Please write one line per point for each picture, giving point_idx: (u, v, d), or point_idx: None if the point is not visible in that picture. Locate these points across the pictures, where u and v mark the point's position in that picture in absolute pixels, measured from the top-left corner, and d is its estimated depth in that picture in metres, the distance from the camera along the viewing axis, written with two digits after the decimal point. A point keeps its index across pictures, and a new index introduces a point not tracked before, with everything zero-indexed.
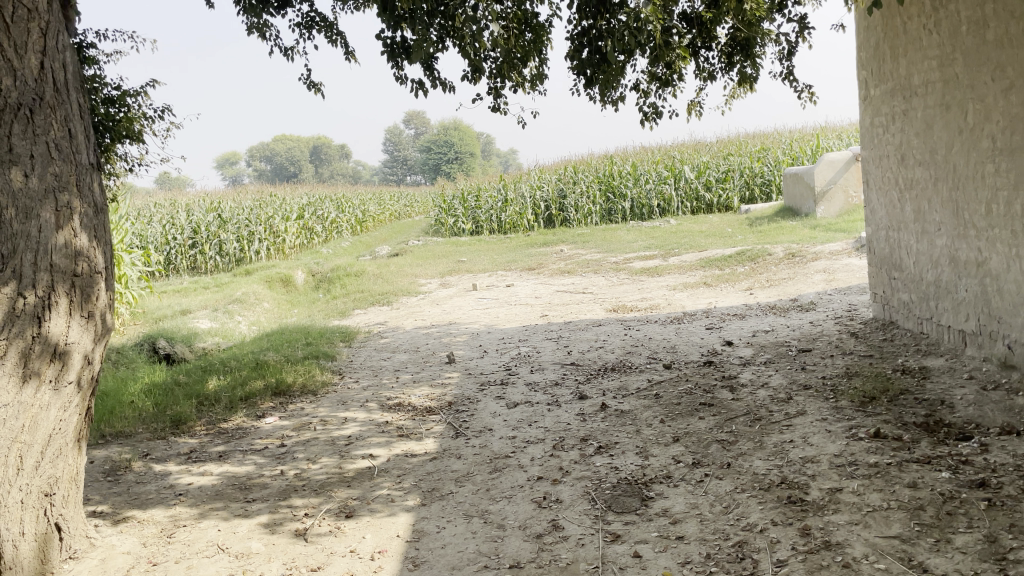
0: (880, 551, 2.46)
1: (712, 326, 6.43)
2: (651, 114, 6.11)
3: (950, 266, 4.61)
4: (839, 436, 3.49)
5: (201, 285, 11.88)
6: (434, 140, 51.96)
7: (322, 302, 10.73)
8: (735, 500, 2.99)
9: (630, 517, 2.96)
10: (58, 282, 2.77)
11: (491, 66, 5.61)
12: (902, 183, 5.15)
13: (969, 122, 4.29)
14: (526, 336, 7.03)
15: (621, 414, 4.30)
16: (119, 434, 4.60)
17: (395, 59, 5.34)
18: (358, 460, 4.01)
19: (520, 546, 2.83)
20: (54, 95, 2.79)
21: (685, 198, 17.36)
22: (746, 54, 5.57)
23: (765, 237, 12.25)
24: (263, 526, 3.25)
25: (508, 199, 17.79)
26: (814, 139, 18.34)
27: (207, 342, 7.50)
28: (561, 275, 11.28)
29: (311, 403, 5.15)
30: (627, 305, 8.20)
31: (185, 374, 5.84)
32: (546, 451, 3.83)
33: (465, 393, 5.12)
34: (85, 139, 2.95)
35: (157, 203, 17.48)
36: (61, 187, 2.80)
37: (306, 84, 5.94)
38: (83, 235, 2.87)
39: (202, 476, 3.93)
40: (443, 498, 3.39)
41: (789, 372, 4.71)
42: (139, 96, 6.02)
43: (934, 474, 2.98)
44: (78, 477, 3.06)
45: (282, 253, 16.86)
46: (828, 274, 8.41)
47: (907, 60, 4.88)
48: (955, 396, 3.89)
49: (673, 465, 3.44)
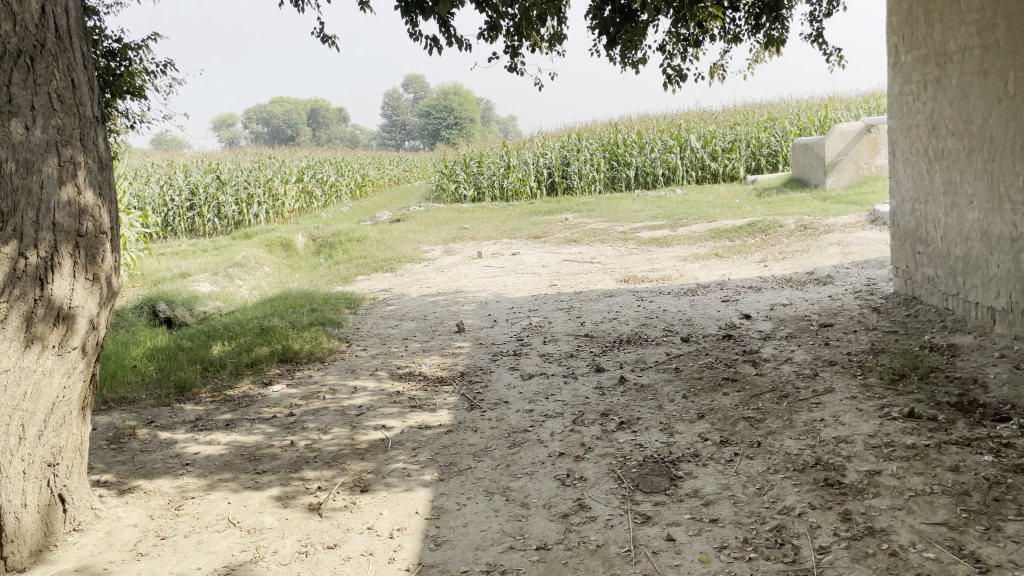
0: (928, 539, 2.35)
1: (728, 298, 6.29)
2: (675, 78, 5.92)
3: (981, 240, 4.45)
4: (871, 415, 3.37)
5: (199, 247, 11.71)
6: (433, 105, 51.19)
7: (323, 268, 10.54)
8: (768, 481, 2.87)
9: (659, 498, 2.85)
10: (61, 242, 2.60)
11: (509, 24, 5.38)
12: (931, 154, 4.98)
13: (1009, 90, 4.09)
14: (536, 305, 6.89)
15: (641, 388, 4.18)
16: (123, 400, 4.48)
17: (410, 14, 5.11)
18: (371, 431, 3.88)
19: (546, 526, 2.71)
20: (57, 43, 2.58)
21: (690, 167, 17.14)
22: (773, 16, 5.36)
23: (774, 208, 12.07)
24: (275, 500, 3.13)
25: (510, 164, 17.52)
26: (823, 109, 18.01)
27: (209, 305, 7.37)
28: (567, 244, 11.13)
29: (319, 371, 5.03)
30: (637, 275, 8.05)
31: (188, 339, 5.70)
32: (566, 426, 3.71)
33: (477, 364, 4.99)
34: (89, 91, 2.74)
35: (154, 164, 17.22)
36: (64, 141, 2.61)
37: (320, 38, 5.72)
38: (88, 192, 2.69)
39: (209, 445, 3.81)
40: (462, 473, 3.27)
41: (812, 348, 4.57)
42: (140, 50, 5.78)
43: (975, 457, 2.86)
44: (83, 447, 2.93)
45: (282, 216, 16.65)
46: (843, 247, 8.24)
47: (942, 25, 4.68)
48: (988, 374, 3.76)
49: (700, 443, 3.32)
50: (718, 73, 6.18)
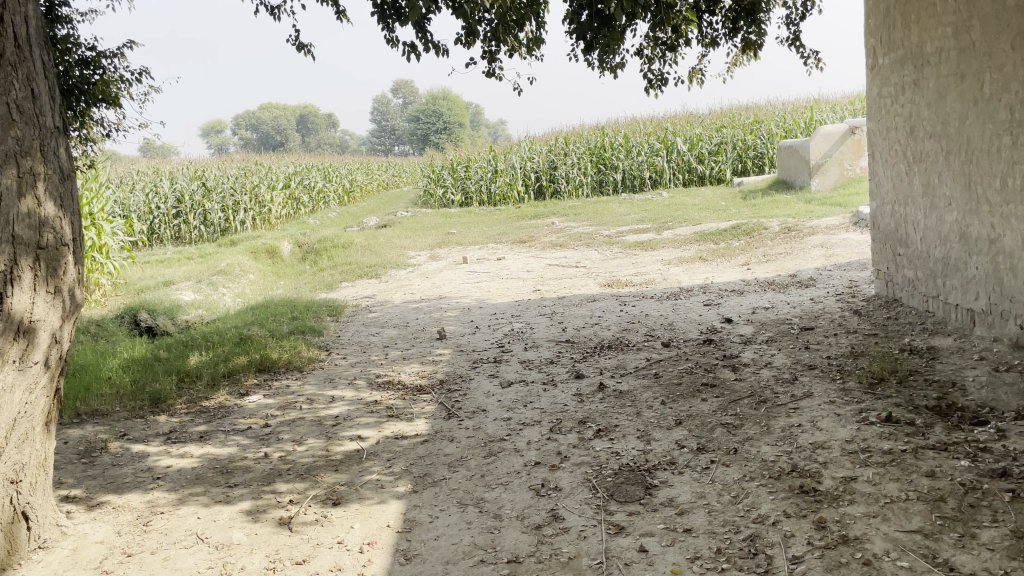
0: (902, 547, 2.32)
1: (710, 302, 6.27)
2: (655, 82, 5.92)
3: (960, 242, 4.44)
4: (848, 420, 3.34)
5: (184, 254, 11.60)
6: (422, 110, 51.24)
7: (308, 274, 10.47)
8: (744, 489, 2.84)
9: (634, 508, 2.80)
10: (21, 255, 2.54)
11: (487, 29, 5.35)
12: (909, 156, 4.97)
13: (985, 92, 4.09)
14: (519, 311, 6.85)
15: (620, 394, 4.14)
16: (96, 412, 4.40)
17: (386, 21, 5.07)
18: (346, 441, 3.82)
19: (519, 539, 2.67)
20: (16, 52, 2.52)
21: (677, 170, 17.16)
22: (751, 19, 5.38)
23: (760, 211, 12.09)
24: (245, 514, 3.07)
25: (498, 169, 17.51)
26: (808, 111, 18.08)
27: (191, 314, 7.27)
28: (553, 248, 11.12)
29: (297, 381, 4.96)
30: (621, 279, 8.02)
31: (165, 349, 5.61)
32: (543, 434, 3.67)
33: (457, 371, 4.95)
34: (49, 100, 2.68)
35: (139, 171, 17.06)
36: (23, 152, 2.55)
37: (294, 46, 5.67)
38: (49, 203, 2.63)
39: (182, 458, 3.74)
40: (436, 484, 3.22)
41: (792, 351, 4.56)
42: (116, 58, 5.70)
43: (951, 462, 2.84)
44: (47, 463, 2.85)
45: (268, 223, 16.55)
46: (826, 249, 8.26)
47: (919, 27, 4.68)
48: (967, 378, 3.74)
49: (676, 450, 3.29)
50: (698, 77, 6.18)
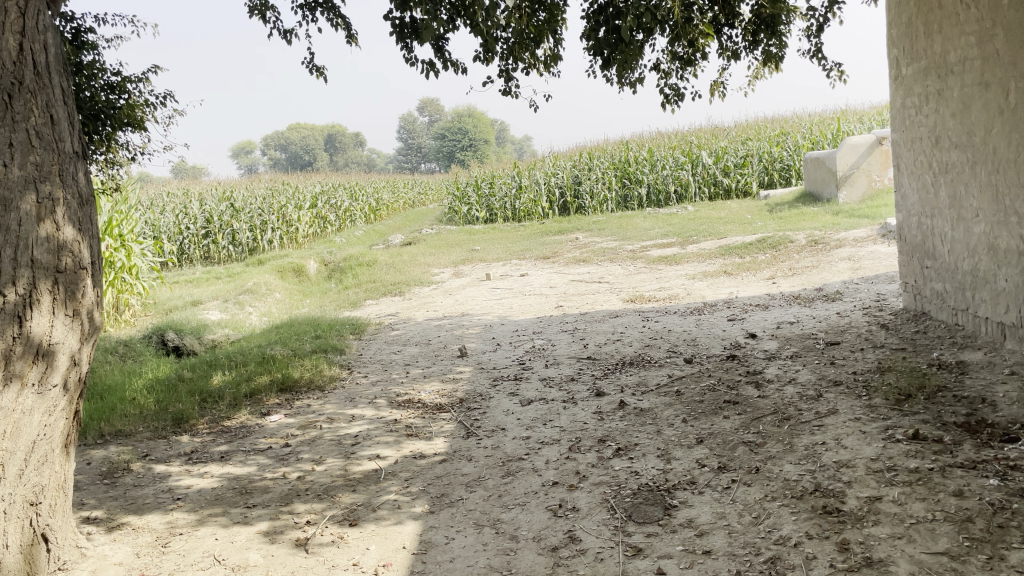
0: (927, 570, 2.24)
1: (734, 317, 6.18)
2: (672, 97, 5.89)
3: (988, 254, 4.33)
4: (874, 438, 3.25)
5: (213, 274, 11.78)
6: (448, 129, 51.73)
7: (333, 293, 10.57)
8: (765, 509, 2.77)
9: (652, 529, 2.75)
10: (40, 278, 2.59)
11: (503, 47, 5.39)
12: (935, 167, 4.87)
13: (1011, 101, 3.99)
14: (540, 327, 6.82)
15: (641, 412, 4.08)
16: (119, 433, 4.46)
17: (405, 40, 5.12)
18: (364, 461, 3.82)
19: (534, 561, 2.63)
20: (35, 79, 2.59)
21: (702, 184, 17.02)
22: (771, 32, 5.33)
23: (786, 223, 11.94)
24: (263, 535, 3.08)
25: (521, 185, 17.56)
26: (836, 122, 17.88)
27: (217, 333, 7.37)
28: (577, 263, 11.08)
29: (318, 400, 4.98)
30: (645, 295, 7.95)
31: (189, 369, 5.68)
32: (562, 453, 3.63)
33: (477, 390, 4.92)
34: (68, 126, 2.76)
35: (170, 193, 17.43)
36: (43, 177, 2.61)
37: (309, 68, 5.74)
38: (68, 227, 2.69)
39: (202, 478, 3.78)
40: (452, 505, 3.20)
41: (817, 367, 4.46)
42: (140, 83, 5.84)
43: (980, 481, 2.74)
44: (67, 485, 2.89)
45: (295, 242, 16.76)
46: (854, 261, 8.11)
47: (942, 37, 4.60)
48: (997, 393, 3.62)
49: (697, 470, 3.22)
50: (718, 90, 6.14)
